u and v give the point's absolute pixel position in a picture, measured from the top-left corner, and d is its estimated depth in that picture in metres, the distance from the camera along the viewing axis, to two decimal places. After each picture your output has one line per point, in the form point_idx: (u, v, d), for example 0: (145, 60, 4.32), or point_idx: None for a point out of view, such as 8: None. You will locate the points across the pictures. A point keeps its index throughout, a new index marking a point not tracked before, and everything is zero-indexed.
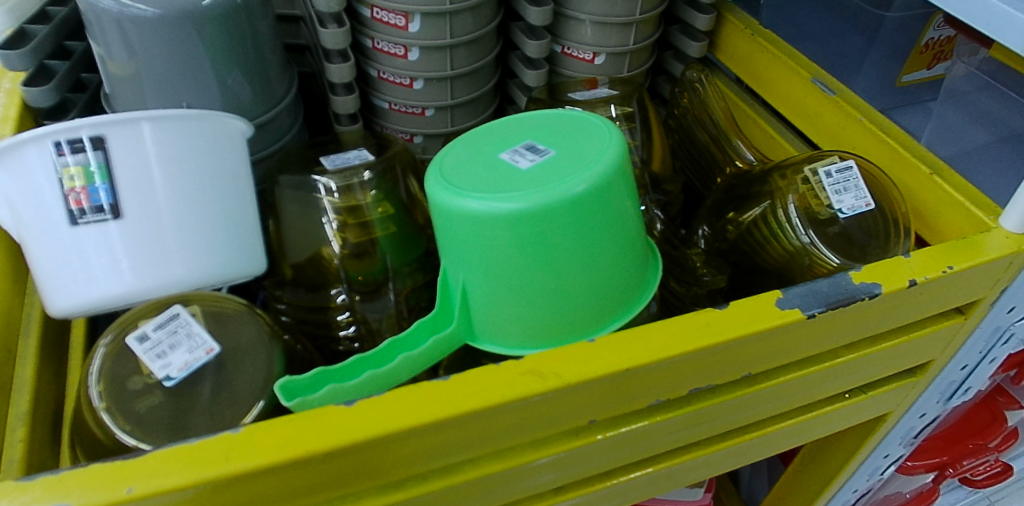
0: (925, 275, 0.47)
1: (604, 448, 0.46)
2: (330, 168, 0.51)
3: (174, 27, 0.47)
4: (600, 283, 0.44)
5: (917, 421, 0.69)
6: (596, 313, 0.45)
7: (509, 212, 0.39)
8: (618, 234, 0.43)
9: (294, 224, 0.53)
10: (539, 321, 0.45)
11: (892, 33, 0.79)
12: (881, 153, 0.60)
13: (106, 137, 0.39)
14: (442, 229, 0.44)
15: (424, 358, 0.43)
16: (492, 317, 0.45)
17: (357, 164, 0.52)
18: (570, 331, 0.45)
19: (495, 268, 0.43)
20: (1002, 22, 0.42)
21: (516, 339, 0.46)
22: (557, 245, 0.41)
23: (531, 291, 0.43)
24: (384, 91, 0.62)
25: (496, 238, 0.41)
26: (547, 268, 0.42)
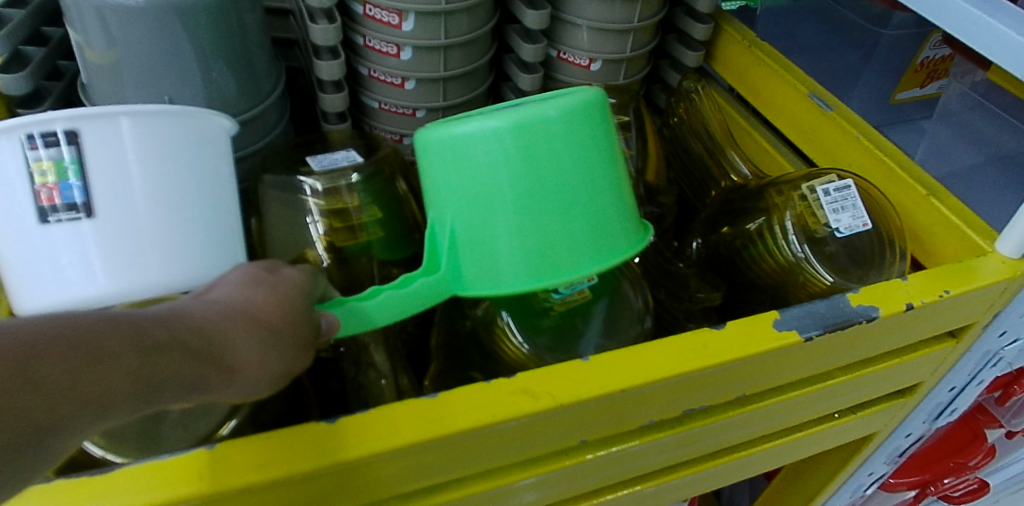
0: (922, 299, 0.47)
1: (593, 468, 0.45)
2: (317, 169, 0.49)
3: (157, 17, 0.45)
4: (602, 214, 0.40)
5: (903, 440, 0.68)
6: (601, 257, 0.41)
7: (501, 120, 0.37)
8: (612, 157, 0.41)
9: (278, 226, 0.50)
10: (538, 255, 0.40)
11: (887, 51, 0.79)
12: (877, 172, 0.60)
13: (81, 131, 0.37)
14: (428, 172, 0.41)
15: (409, 300, 0.39)
16: (483, 261, 0.41)
17: (345, 165, 0.50)
18: (574, 268, 0.40)
19: (489, 196, 0.39)
20: (1004, 44, 0.42)
21: (513, 281, 0.41)
22: (553, 157, 0.38)
23: (526, 227, 0.39)
24: (374, 89, 0.60)
25: (489, 154, 0.38)
26: (546, 187, 0.39)
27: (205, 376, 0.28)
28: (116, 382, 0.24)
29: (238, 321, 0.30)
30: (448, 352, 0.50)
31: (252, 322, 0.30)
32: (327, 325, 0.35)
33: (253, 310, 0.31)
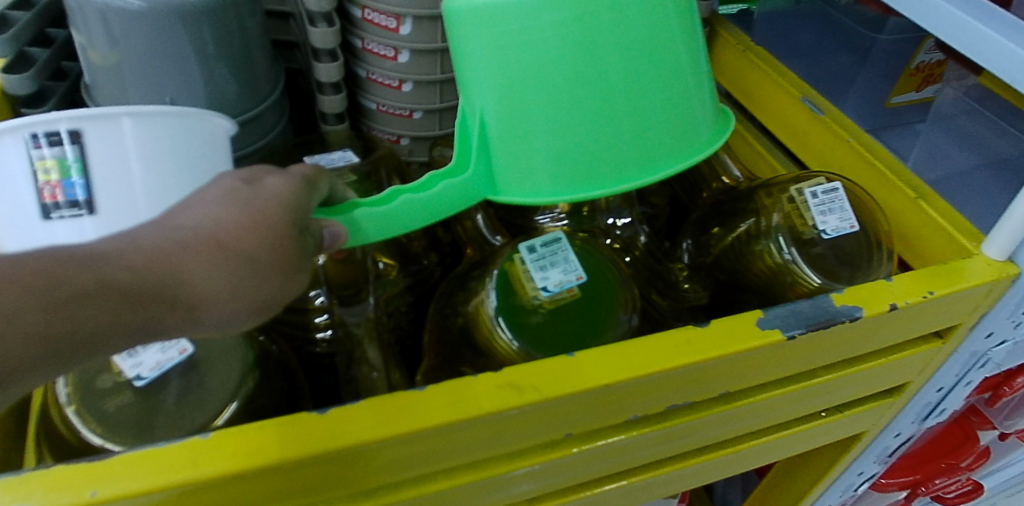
0: (906, 299, 0.48)
1: (580, 461, 0.46)
2: None
3: (159, 19, 0.46)
4: (646, 117, 0.41)
5: (893, 440, 0.69)
6: (642, 150, 0.42)
7: (547, 2, 0.38)
8: (668, 48, 0.41)
9: None
10: (575, 157, 0.42)
11: (882, 55, 0.80)
12: (867, 176, 0.61)
13: (84, 131, 0.39)
14: (460, 54, 0.41)
15: (439, 202, 0.41)
16: (521, 147, 0.42)
17: (343, 166, 0.51)
18: (612, 171, 0.42)
19: (537, 77, 0.40)
20: (1006, 56, 0.42)
21: (547, 184, 0.43)
22: (598, 50, 0.39)
23: (572, 109, 0.41)
24: (372, 91, 0.61)
25: (530, 42, 0.39)
26: (591, 81, 0.40)
27: (159, 315, 0.28)
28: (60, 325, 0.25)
29: (199, 249, 0.29)
30: (440, 348, 0.51)
31: (215, 249, 0.29)
32: (330, 236, 0.35)
33: (221, 234, 0.30)
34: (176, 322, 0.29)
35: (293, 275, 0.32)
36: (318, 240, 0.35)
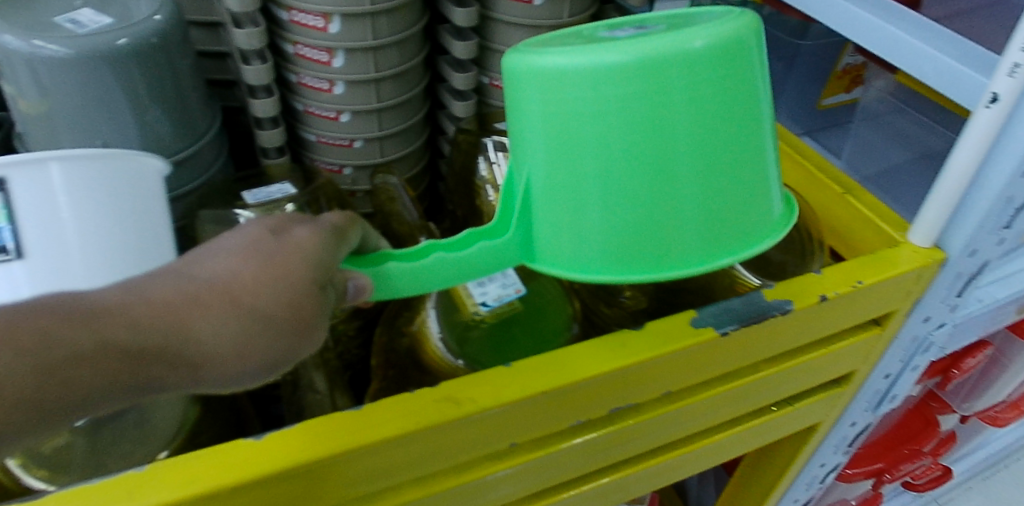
0: (835, 290, 0.49)
1: (528, 470, 0.47)
2: (252, 203, 0.51)
3: (87, 66, 0.47)
4: (709, 197, 0.37)
5: (849, 429, 0.71)
6: (702, 230, 0.38)
7: (617, 71, 0.34)
8: (745, 123, 0.37)
9: None
10: (623, 236, 0.38)
11: (809, 58, 0.83)
12: (798, 176, 0.63)
13: (10, 178, 0.39)
14: (514, 108, 0.38)
15: (467, 264, 0.38)
16: (563, 224, 0.39)
17: (279, 198, 0.52)
18: (663, 252, 0.38)
19: (586, 152, 0.36)
20: (915, 54, 0.45)
21: (586, 257, 0.39)
22: (665, 124, 0.35)
23: (622, 185, 0.37)
24: (311, 124, 0.63)
25: (593, 110, 0.35)
26: (650, 155, 0.36)
27: (159, 376, 0.26)
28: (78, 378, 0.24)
29: (212, 304, 0.27)
30: (390, 369, 0.51)
31: (229, 306, 0.27)
32: (355, 288, 0.33)
33: (237, 290, 0.27)
34: (177, 381, 0.26)
35: (310, 332, 0.29)
36: (343, 292, 0.33)
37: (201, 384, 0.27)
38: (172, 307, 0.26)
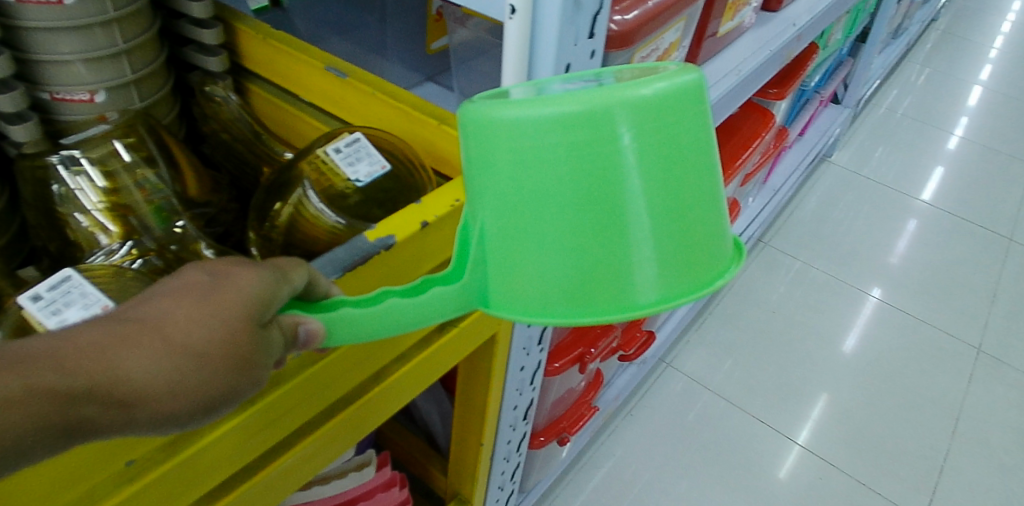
0: None
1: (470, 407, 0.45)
2: (313, 177, 0.51)
3: None
4: (677, 253, 0.37)
5: None
6: (669, 269, 0.37)
7: (626, 127, 0.35)
8: (686, 170, 0.37)
9: (289, 233, 0.51)
10: (588, 284, 0.37)
11: None
12: None
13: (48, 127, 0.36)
14: (493, 155, 0.36)
15: (419, 315, 0.36)
16: (654, 268, 0.37)
17: (356, 163, 0.51)
18: (616, 301, 0.37)
19: (665, 204, 0.36)
20: None
21: (573, 301, 0.37)
22: (612, 176, 0.35)
23: (588, 233, 0.36)
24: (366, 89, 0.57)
25: (602, 157, 0.35)
26: (610, 206, 0.35)
27: (211, 386, 0.29)
28: (157, 401, 0.28)
29: (214, 325, 0.29)
30: None
31: (226, 317, 0.29)
32: (307, 333, 0.34)
33: (214, 309, 0.29)
34: (209, 396, 0.29)
35: (257, 365, 0.31)
36: (291, 336, 0.33)
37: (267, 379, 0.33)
38: (174, 332, 0.28)
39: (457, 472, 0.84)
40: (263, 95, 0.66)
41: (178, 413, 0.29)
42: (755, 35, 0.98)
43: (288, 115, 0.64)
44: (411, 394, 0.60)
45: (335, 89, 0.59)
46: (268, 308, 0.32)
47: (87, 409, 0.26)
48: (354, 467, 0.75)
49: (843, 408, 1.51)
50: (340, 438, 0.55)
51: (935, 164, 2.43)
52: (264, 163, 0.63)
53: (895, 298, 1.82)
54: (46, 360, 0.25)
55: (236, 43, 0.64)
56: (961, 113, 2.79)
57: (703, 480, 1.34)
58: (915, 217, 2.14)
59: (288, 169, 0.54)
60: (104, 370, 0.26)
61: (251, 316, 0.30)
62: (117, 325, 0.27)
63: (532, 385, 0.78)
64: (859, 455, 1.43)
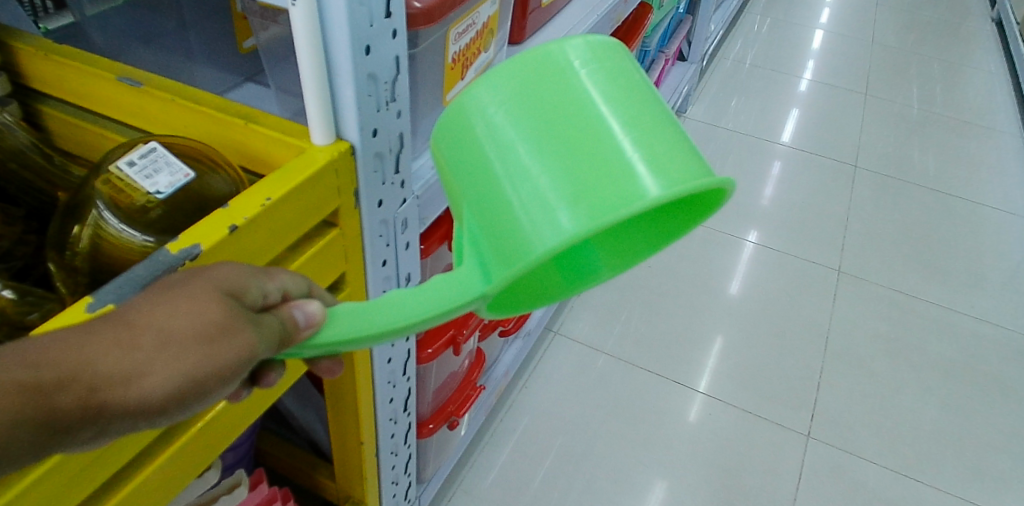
0: None
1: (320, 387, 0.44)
2: (105, 196, 0.47)
3: None
4: (671, 150, 0.37)
5: None
6: (664, 160, 0.36)
7: (570, 58, 0.40)
8: (639, 93, 0.39)
9: (93, 253, 0.48)
10: (591, 188, 0.35)
11: None
12: None
13: None
14: (467, 140, 0.41)
15: (404, 310, 0.38)
16: (646, 161, 0.35)
17: (154, 175, 0.46)
18: (626, 191, 0.34)
19: (631, 114, 0.37)
20: None
21: (581, 214, 0.34)
22: (558, 101, 0.38)
23: (562, 150, 0.36)
24: (166, 94, 0.53)
25: (560, 83, 0.39)
26: (572, 125, 0.37)
27: (183, 364, 0.34)
28: (128, 379, 0.32)
29: (173, 307, 0.34)
30: None
31: (189, 301, 0.35)
32: (304, 319, 0.40)
33: (176, 295, 0.35)
34: (181, 373, 0.34)
35: (229, 340, 0.36)
36: (288, 323, 0.39)
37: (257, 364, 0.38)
38: (136, 320, 0.33)
39: (346, 477, 0.82)
40: (60, 118, 0.58)
41: (156, 392, 0.33)
42: (581, 6, 1.02)
43: (85, 133, 0.57)
44: (261, 407, 0.59)
45: (131, 99, 0.54)
46: (238, 296, 0.37)
47: (59, 397, 0.31)
48: (225, 492, 0.69)
49: (729, 346, 1.63)
50: (193, 461, 0.52)
51: (788, 107, 2.63)
52: (61, 189, 0.57)
53: (767, 239, 1.97)
54: (24, 354, 0.30)
55: (14, 63, 0.58)
56: (805, 57, 3.03)
57: (613, 435, 1.42)
58: (777, 159, 2.31)
59: (81, 188, 0.50)
60: (74, 356, 0.31)
61: (215, 297, 0.36)
62: (87, 323, 0.32)
63: (405, 374, 0.77)
64: (748, 386, 1.55)
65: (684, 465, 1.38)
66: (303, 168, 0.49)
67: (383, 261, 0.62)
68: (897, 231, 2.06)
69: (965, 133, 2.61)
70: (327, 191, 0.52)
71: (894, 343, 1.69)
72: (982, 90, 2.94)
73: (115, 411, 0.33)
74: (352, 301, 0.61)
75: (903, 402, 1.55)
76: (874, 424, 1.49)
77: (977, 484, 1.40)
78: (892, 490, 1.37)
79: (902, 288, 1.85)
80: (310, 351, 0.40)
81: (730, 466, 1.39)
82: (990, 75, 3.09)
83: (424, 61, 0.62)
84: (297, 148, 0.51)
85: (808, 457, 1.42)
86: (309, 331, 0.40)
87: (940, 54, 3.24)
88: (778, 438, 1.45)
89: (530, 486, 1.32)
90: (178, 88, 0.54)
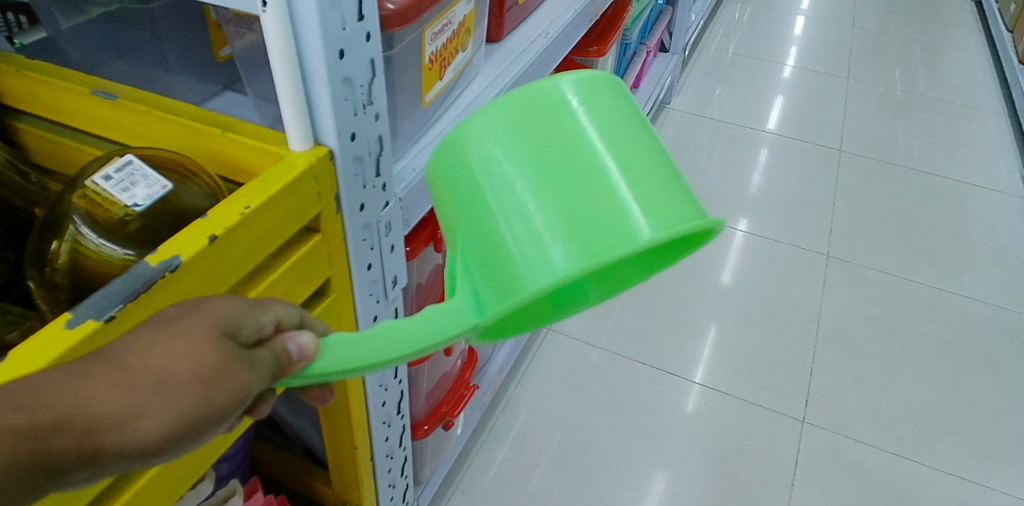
0: None
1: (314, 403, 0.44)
2: (82, 210, 0.47)
3: None
4: (665, 191, 0.37)
5: None
6: (659, 203, 0.36)
7: (569, 91, 0.40)
8: (635, 129, 0.40)
9: (73, 269, 0.48)
10: (586, 229, 0.35)
11: None
12: None
13: None
14: (462, 170, 0.41)
15: (406, 337, 0.39)
16: (642, 203, 0.36)
17: (131, 187, 0.46)
18: (620, 235, 0.35)
19: (627, 153, 0.38)
20: None
21: (575, 254, 0.35)
22: (557, 135, 0.38)
23: (559, 187, 0.37)
24: (141, 107, 0.53)
25: (558, 116, 0.39)
26: (570, 160, 0.37)
27: (178, 403, 0.34)
28: (124, 420, 0.32)
29: (168, 346, 0.34)
30: None
31: (184, 340, 0.35)
32: (297, 349, 0.41)
33: (171, 333, 0.35)
34: (175, 414, 0.34)
35: (224, 378, 0.36)
36: (282, 354, 0.40)
37: (251, 400, 0.38)
38: (130, 359, 0.33)
39: (342, 482, 0.82)
40: (36, 134, 0.57)
41: (151, 434, 0.33)
42: (558, 1, 1.02)
43: (61, 148, 0.57)
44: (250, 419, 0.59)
45: (106, 112, 0.54)
46: (232, 332, 0.38)
47: (53, 445, 0.30)
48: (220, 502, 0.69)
49: (722, 335, 1.64)
50: (179, 473, 0.52)
51: (772, 94, 2.64)
52: (38, 206, 0.57)
53: (756, 227, 1.98)
54: (18, 400, 0.30)
55: None
56: (787, 44, 3.04)
57: (609, 429, 1.42)
58: (763, 147, 2.32)
59: (58, 204, 0.49)
60: (66, 401, 0.31)
61: (210, 334, 0.36)
62: (80, 364, 0.32)
63: (397, 377, 0.77)
64: (743, 374, 1.55)
65: (681, 456, 1.38)
66: (282, 176, 0.49)
67: (368, 265, 0.62)
68: (884, 213, 2.07)
69: (948, 113, 2.63)
70: (307, 197, 0.51)
71: (886, 325, 1.70)
72: (964, 70, 2.96)
73: (107, 455, 0.32)
74: (338, 306, 0.61)
75: (896, 384, 1.56)
76: (869, 407, 1.50)
77: (972, 462, 1.41)
78: (889, 471, 1.38)
79: (892, 270, 1.86)
80: (305, 380, 0.42)
81: (727, 455, 1.39)
82: (970, 54, 3.11)
83: (400, 63, 0.62)
84: (275, 155, 0.51)
85: (805, 443, 1.42)
86: (301, 364, 0.41)
87: (920, 35, 3.25)
88: (774, 424, 1.45)
89: (530, 483, 1.32)
90: (154, 100, 0.54)
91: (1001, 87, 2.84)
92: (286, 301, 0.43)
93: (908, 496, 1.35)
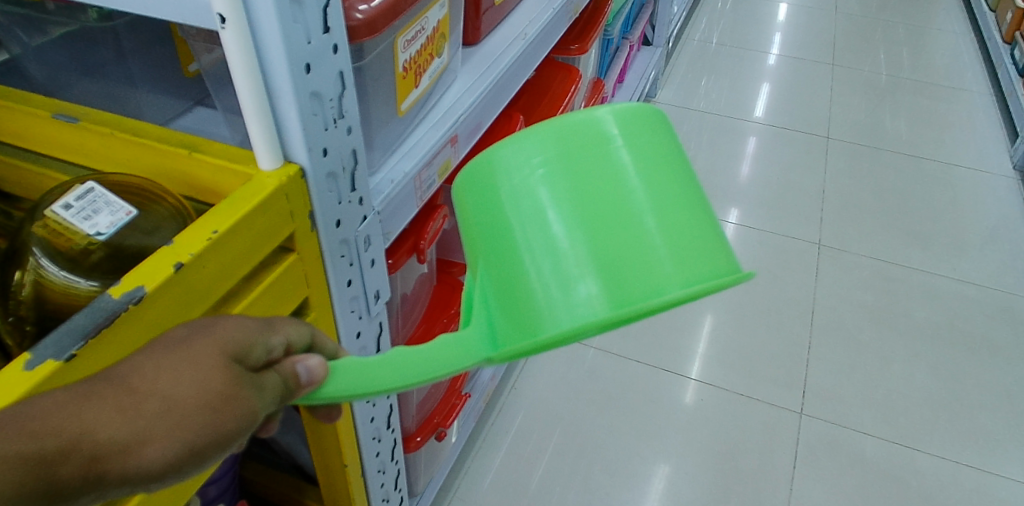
0: None
1: None
2: (42, 242, 0.45)
3: None
4: (696, 240, 0.38)
5: None
6: (690, 253, 0.37)
7: (610, 129, 0.40)
8: (671, 169, 0.40)
9: (37, 302, 0.46)
10: (613, 275, 0.36)
11: None
12: None
13: None
14: (490, 195, 0.41)
15: (422, 368, 0.39)
16: (674, 255, 0.37)
17: (94, 216, 0.44)
18: (647, 285, 0.36)
19: (663, 198, 0.38)
20: None
21: (599, 299, 0.36)
22: (593, 174, 0.38)
23: (590, 228, 0.37)
24: (105, 128, 0.51)
25: (597, 155, 0.39)
26: (604, 201, 0.38)
27: (183, 423, 0.33)
28: (125, 444, 0.31)
29: (176, 367, 0.33)
30: None
31: (192, 362, 0.34)
32: (307, 371, 0.40)
33: (180, 354, 0.34)
34: (180, 438, 0.33)
35: (231, 400, 0.35)
36: (292, 376, 0.39)
37: (259, 423, 0.37)
38: (138, 379, 0.32)
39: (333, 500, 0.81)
40: None
41: (154, 458, 0.32)
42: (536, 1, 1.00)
43: (23, 173, 0.55)
44: None
45: (69, 136, 0.52)
46: (242, 354, 0.37)
47: (53, 469, 0.29)
48: None
49: (716, 328, 1.63)
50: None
51: (757, 84, 2.63)
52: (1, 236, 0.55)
53: (746, 218, 1.97)
54: (25, 425, 0.28)
55: None
56: (770, 32, 3.03)
57: (607, 429, 1.41)
58: (750, 137, 2.31)
59: (19, 234, 0.48)
60: (71, 426, 0.29)
61: (219, 355, 0.35)
62: (86, 387, 0.31)
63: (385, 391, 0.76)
64: (739, 368, 1.54)
65: (680, 452, 1.38)
66: (252, 195, 0.47)
67: (348, 281, 0.61)
68: (874, 199, 2.07)
69: (933, 95, 2.63)
70: (279, 216, 0.50)
71: (880, 312, 1.69)
72: (947, 51, 2.96)
73: (107, 480, 0.31)
74: (319, 325, 0.59)
75: (892, 371, 1.55)
76: (866, 396, 1.49)
77: (972, 447, 1.41)
78: (888, 460, 1.38)
79: (884, 256, 1.85)
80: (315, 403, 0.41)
81: (726, 450, 1.38)
82: (954, 35, 3.11)
83: (371, 74, 0.60)
84: (244, 175, 0.49)
85: (804, 435, 1.41)
86: (309, 388, 0.40)
87: (903, 18, 3.26)
88: (771, 415, 1.45)
89: (528, 487, 1.31)
90: (117, 122, 0.53)
91: (985, 67, 2.84)
92: (297, 320, 0.43)
93: (908, 484, 1.34)
